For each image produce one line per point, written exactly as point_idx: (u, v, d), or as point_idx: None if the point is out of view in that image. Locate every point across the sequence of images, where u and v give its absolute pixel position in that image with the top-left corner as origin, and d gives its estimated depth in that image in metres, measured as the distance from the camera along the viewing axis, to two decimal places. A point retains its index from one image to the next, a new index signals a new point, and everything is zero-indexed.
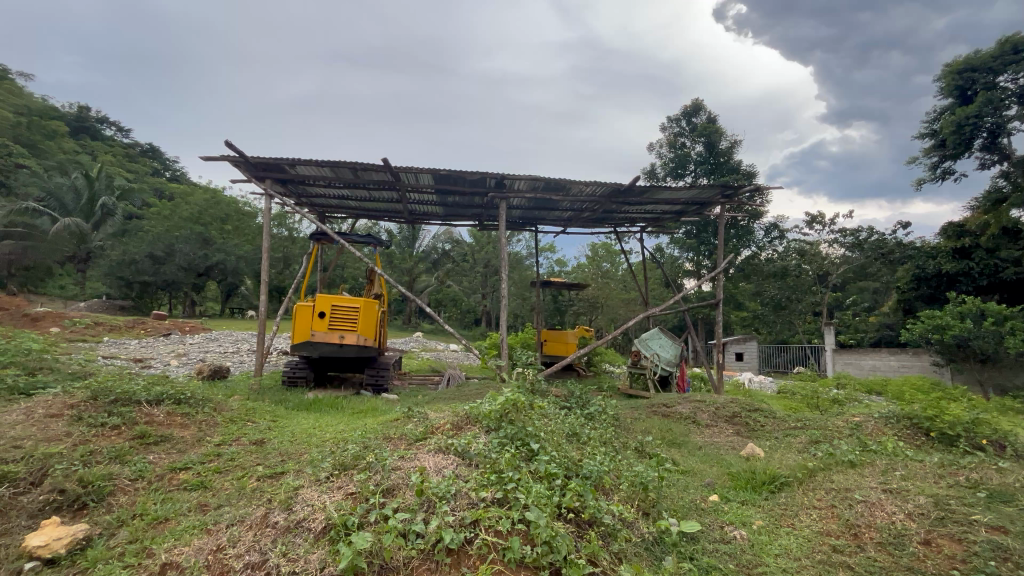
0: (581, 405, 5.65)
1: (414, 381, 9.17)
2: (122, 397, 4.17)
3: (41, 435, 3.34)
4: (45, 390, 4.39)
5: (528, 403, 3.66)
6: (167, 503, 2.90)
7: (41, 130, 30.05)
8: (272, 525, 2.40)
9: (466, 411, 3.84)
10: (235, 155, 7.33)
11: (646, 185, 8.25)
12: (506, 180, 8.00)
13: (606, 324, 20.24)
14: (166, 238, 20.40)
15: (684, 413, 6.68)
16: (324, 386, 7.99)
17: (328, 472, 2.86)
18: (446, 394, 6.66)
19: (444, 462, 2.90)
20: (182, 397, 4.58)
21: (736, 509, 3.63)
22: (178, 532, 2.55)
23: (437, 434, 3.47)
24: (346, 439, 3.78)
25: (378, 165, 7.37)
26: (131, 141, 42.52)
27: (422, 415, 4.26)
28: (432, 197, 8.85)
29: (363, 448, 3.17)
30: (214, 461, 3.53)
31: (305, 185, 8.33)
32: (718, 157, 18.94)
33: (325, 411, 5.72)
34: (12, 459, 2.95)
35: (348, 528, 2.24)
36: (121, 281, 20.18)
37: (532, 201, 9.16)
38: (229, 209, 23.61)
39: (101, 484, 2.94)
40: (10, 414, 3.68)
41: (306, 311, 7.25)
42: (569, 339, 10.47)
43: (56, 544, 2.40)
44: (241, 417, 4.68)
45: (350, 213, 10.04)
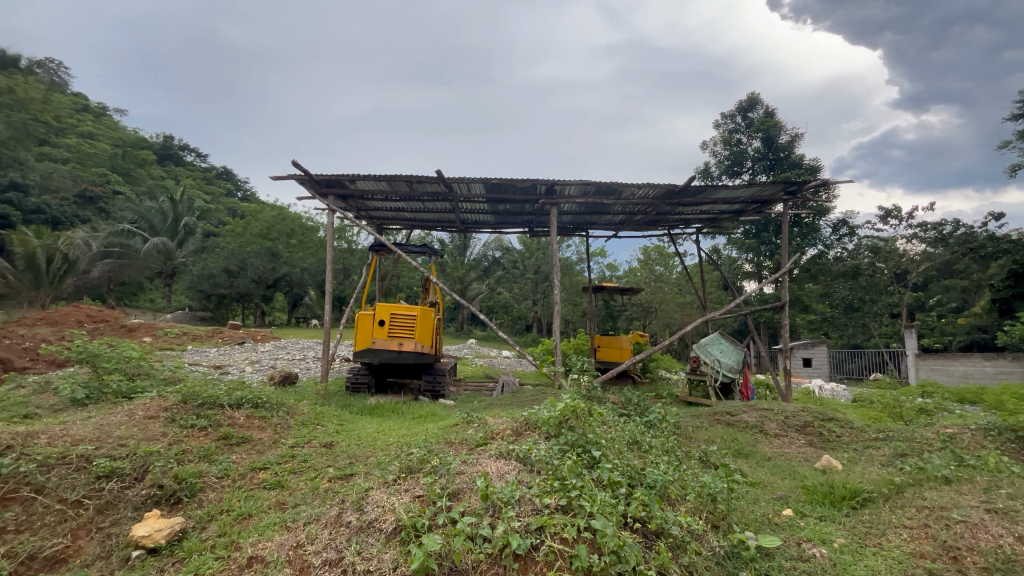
0: (640, 413, 5.51)
1: (469, 387, 9.30)
2: (209, 400, 4.52)
3: (142, 435, 3.69)
4: (144, 394, 4.88)
5: (588, 410, 3.61)
6: (250, 500, 3.10)
7: (135, 159, 33.52)
8: (347, 524, 2.51)
9: (525, 417, 3.86)
10: (300, 174, 7.82)
11: (702, 185, 7.98)
12: (557, 186, 8.02)
13: (661, 329, 19.70)
14: (239, 254, 21.99)
15: (751, 422, 6.36)
16: (384, 392, 8.29)
17: (395, 475, 2.96)
18: (502, 400, 6.73)
19: (506, 468, 2.92)
20: (260, 401, 4.89)
21: (814, 526, 3.39)
22: (261, 528, 2.72)
23: (498, 440, 3.51)
24: (410, 443, 3.90)
25: (432, 177, 7.60)
26: (208, 165, 46.41)
27: (481, 420, 4.31)
28: (484, 205, 9.00)
29: (427, 452, 3.26)
30: (290, 462, 3.75)
31: (364, 199, 8.73)
32: (778, 152, 18.01)
33: (387, 416, 5.94)
34: (119, 455, 3.25)
35: (418, 530, 2.31)
36: (201, 294, 21.99)
37: (583, 206, 9.11)
38: (294, 224, 24.68)
39: (193, 481, 3.19)
40: (116, 415, 4.09)
41: (367, 319, 7.57)
42: (624, 344, 10.26)
43: (158, 535, 2.63)
44: (311, 421, 4.93)
45: (405, 225, 10.39)
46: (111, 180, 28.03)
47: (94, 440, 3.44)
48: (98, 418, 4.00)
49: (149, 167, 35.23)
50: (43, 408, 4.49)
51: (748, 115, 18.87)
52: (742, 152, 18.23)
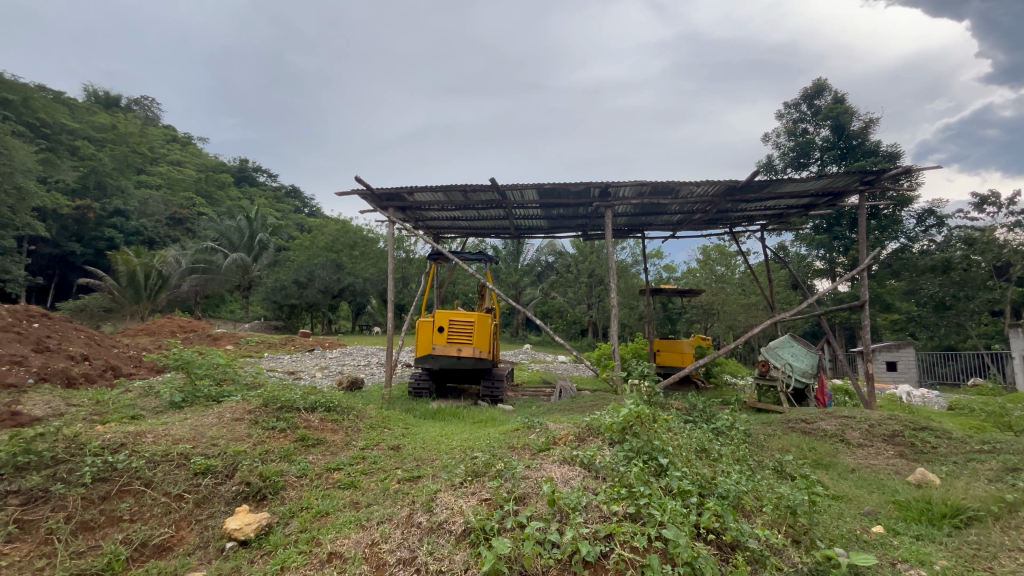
0: (706, 420, 5.28)
1: (526, 393, 9.33)
2: (287, 404, 4.81)
3: (231, 435, 4.01)
4: (230, 398, 5.30)
5: (654, 416, 3.51)
6: (327, 499, 3.28)
7: (215, 182, 36.63)
8: (418, 524, 2.60)
9: (588, 422, 3.82)
10: (363, 188, 8.24)
11: (766, 179, 7.57)
12: (612, 188, 7.91)
13: (724, 332, 18.83)
14: (307, 266, 23.37)
15: (830, 430, 5.92)
16: (445, 397, 8.50)
17: (461, 478, 3.03)
18: (561, 405, 6.68)
19: (571, 473, 2.91)
20: (332, 404, 5.14)
21: (910, 545, 3.10)
22: (338, 525, 2.87)
23: (560, 445, 3.50)
24: (473, 447, 3.97)
25: (486, 185, 7.74)
26: (278, 184, 49.87)
27: (542, 425, 4.31)
28: (537, 211, 9.03)
29: (491, 457, 3.30)
30: (360, 464, 3.93)
31: (422, 210, 9.03)
32: (851, 140, 16.74)
33: (449, 420, 6.08)
34: (213, 455, 3.54)
35: (486, 533, 2.35)
36: (275, 305, 23.60)
37: (639, 207, 8.92)
38: (356, 237, 25.85)
39: (276, 479, 3.42)
40: (208, 417, 4.47)
41: (427, 326, 7.80)
42: (685, 348, 9.91)
43: (248, 528, 2.84)
44: (379, 424, 5.14)
45: (461, 233, 10.63)
46: (196, 202, 30.75)
47: (191, 440, 3.77)
48: (193, 420, 4.39)
49: (228, 188, 38.32)
50: (147, 410, 4.98)
51: (815, 103, 17.72)
52: (809, 143, 17.12)
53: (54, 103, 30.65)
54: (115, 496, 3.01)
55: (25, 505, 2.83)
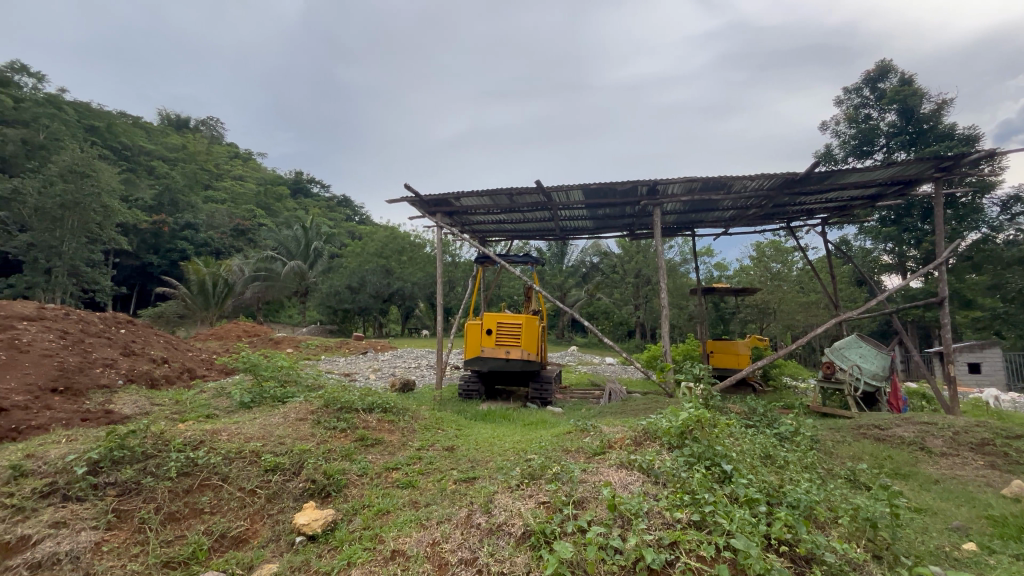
0: (768, 424, 5.03)
1: (575, 395, 9.24)
2: (346, 405, 5.00)
3: (296, 434, 4.21)
4: (293, 398, 5.58)
5: (715, 420, 3.39)
6: (387, 498, 3.38)
7: (273, 196, 38.77)
8: (477, 526, 2.62)
9: (644, 426, 3.74)
10: (412, 196, 8.46)
11: (828, 169, 7.15)
12: (660, 185, 7.72)
13: (782, 332, 17.91)
14: (359, 272, 24.27)
15: (908, 437, 5.48)
16: (494, 399, 8.56)
17: (518, 481, 3.03)
18: (612, 408, 6.56)
19: (629, 478, 2.85)
20: (388, 406, 5.30)
21: (1010, 565, 2.81)
22: (399, 524, 2.95)
23: (617, 449, 3.44)
24: (526, 450, 3.97)
25: (531, 188, 7.76)
26: (331, 195, 52.22)
27: (596, 428, 4.25)
28: (583, 211, 8.94)
29: (547, 460, 3.29)
30: (417, 464, 4.02)
31: (468, 214, 9.17)
32: (921, 124, 15.51)
33: (500, 422, 6.12)
34: (281, 452, 3.72)
35: (547, 537, 2.35)
36: (330, 309, 24.67)
37: (689, 204, 8.64)
38: (404, 243, 26.49)
39: (339, 477, 3.55)
40: (275, 417, 4.73)
41: (476, 329, 7.89)
42: (740, 349, 9.50)
43: (315, 524, 2.97)
44: (433, 426, 5.25)
45: (506, 236, 10.69)
46: (257, 214, 32.71)
47: (260, 439, 3.98)
48: (262, 419, 4.65)
49: (285, 200, 40.43)
50: (220, 410, 5.33)
51: (878, 87, 16.57)
52: (873, 129, 16.00)
53: (133, 128, 33.58)
54: (196, 490, 3.22)
55: (121, 495, 3.07)
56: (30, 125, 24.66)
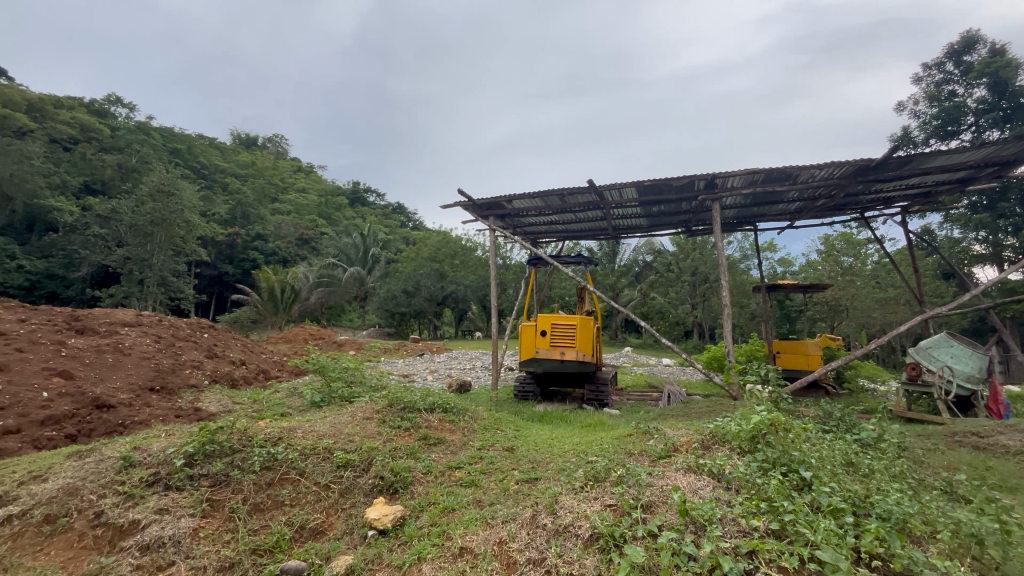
0: (847, 430, 4.69)
1: (632, 397, 9.04)
2: (409, 405, 5.17)
3: (364, 432, 4.40)
4: (358, 398, 5.84)
5: (791, 424, 3.21)
6: (452, 496, 3.45)
7: (333, 206, 40.83)
8: (543, 526, 2.63)
9: (711, 430, 3.61)
10: (465, 200, 8.63)
11: (908, 154, 6.57)
12: (718, 179, 7.42)
13: (856, 331, 16.67)
14: (414, 276, 25.03)
15: (1013, 447, 4.92)
16: (549, 400, 8.53)
17: (582, 482, 3.01)
18: (672, 411, 6.35)
19: (699, 483, 2.76)
20: (448, 406, 5.42)
21: None
22: (465, 522, 3.00)
23: (683, 453, 3.34)
24: (586, 451, 3.95)
25: (583, 188, 7.69)
26: (386, 203, 54.27)
27: (660, 431, 4.13)
28: (637, 209, 8.73)
29: (611, 462, 3.24)
30: (479, 463, 4.09)
31: (520, 216, 9.22)
32: (1017, 98, 13.94)
33: (557, 423, 6.10)
34: (351, 450, 3.88)
35: (616, 540, 2.34)
36: (387, 313, 25.54)
37: (751, 197, 8.23)
38: (456, 247, 27.12)
39: (405, 474, 3.65)
40: (345, 415, 4.98)
41: (530, 330, 7.91)
42: (810, 349, 8.94)
43: (386, 519, 3.08)
44: (492, 426, 5.32)
45: (558, 237, 10.64)
46: (319, 224, 34.54)
47: (332, 436, 4.19)
48: (332, 418, 4.88)
49: (344, 209, 42.45)
50: (294, 409, 5.68)
51: (964, 60, 15.07)
52: (959, 107, 14.54)
53: (209, 148, 36.53)
54: (278, 483, 3.43)
55: (213, 486, 3.32)
56: (124, 151, 27.42)
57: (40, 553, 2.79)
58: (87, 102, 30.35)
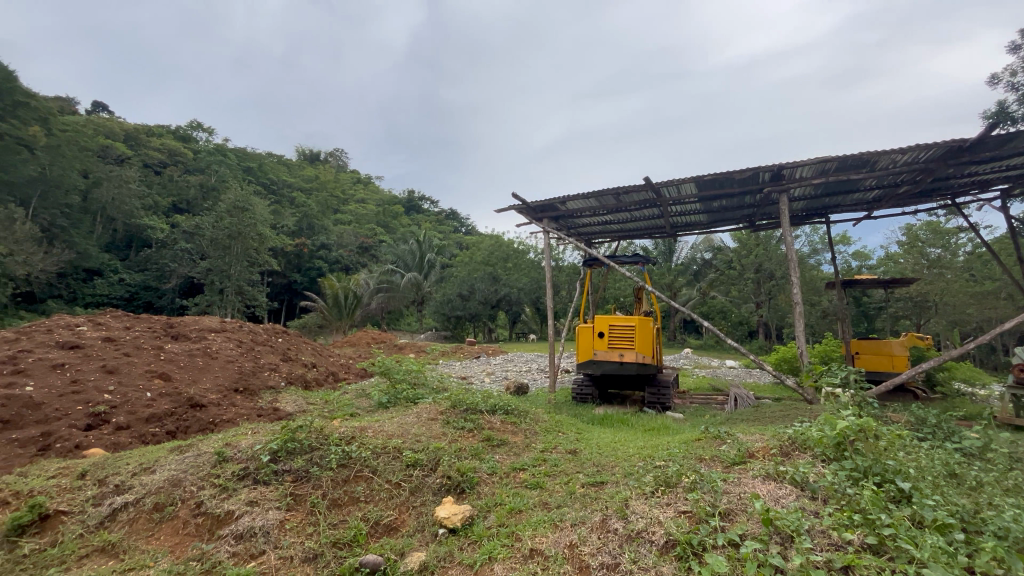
0: (944, 438, 4.27)
1: (695, 400, 8.70)
2: (471, 406, 5.27)
3: (429, 433, 4.52)
4: (422, 399, 6.02)
5: (883, 431, 2.97)
6: (518, 497, 3.48)
7: (390, 215, 42.46)
8: (614, 531, 2.59)
9: (790, 436, 3.41)
10: (519, 204, 8.70)
11: (1008, 131, 5.90)
12: (786, 169, 7.00)
13: (948, 330, 15.12)
14: (468, 280, 25.49)
15: None
16: (609, 403, 8.38)
17: (653, 487, 2.93)
18: (741, 415, 6.05)
19: (780, 492, 2.62)
20: (509, 408, 5.48)
21: None
22: (534, 523, 3.00)
23: (760, 459, 3.17)
24: (653, 456, 3.85)
25: (639, 185, 7.52)
26: (439, 210, 55.71)
27: (731, 436, 3.96)
28: (696, 205, 8.43)
29: (682, 466, 3.14)
30: (543, 465, 4.08)
31: (574, 217, 9.16)
32: None
33: (618, 427, 5.97)
34: (419, 449, 4.00)
35: (694, 549, 2.27)
36: (443, 317, 26.10)
37: (822, 187, 7.71)
38: (508, 250, 27.38)
39: (471, 474, 3.71)
40: (411, 416, 5.15)
41: (587, 332, 7.82)
42: (896, 349, 8.22)
43: (455, 518, 3.15)
44: (553, 428, 5.30)
45: (613, 237, 10.45)
46: (377, 232, 36.01)
47: (400, 436, 4.33)
48: (399, 418, 5.07)
49: (401, 217, 44.00)
50: (363, 409, 5.94)
51: None
52: None
53: (278, 165, 39.20)
54: (353, 480, 3.58)
55: (296, 481, 3.54)
56: (204, 171, 29.97)
57: (152, 537, 3.09)
58: (173, 129, 33.53)
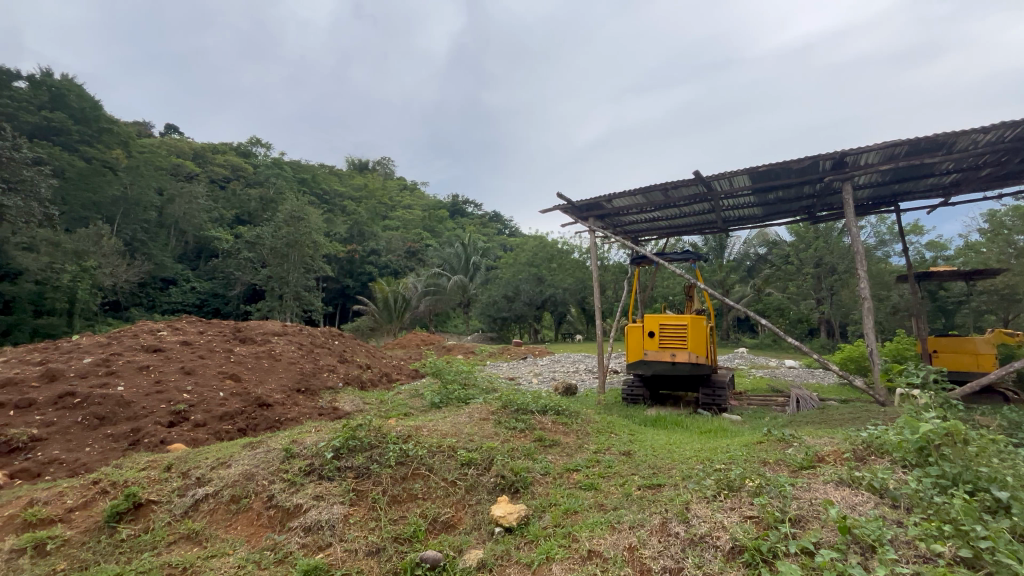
0: None
1: (754, 401, 8.31)
2: (522, 407, 5.29)
3: (482, 432, 4.58)
4: (473, 399, 6.12)
5: (975, 436, 2.71)
6: (573, 498, 3.46)
7: (436, 219, 43.43)
8: (675, 534, 2.53)
9: (862, 440, 3.19)
10: (564, 203, 8.66)
11: None
12: (849, 156, 6.58)
13: None
14: (513, 281, 25.66)
15: None
16: (661, 404, 8.17)
17: (714, 491, 2.83)
18: (805, 417, 5.74)
19: (856, 499, 2.47)
20: (560, 408, 5.46)
21: None
22: (591, 524, 2.96)
23: (831, 464, 3.00)
24: (711, 458, 3.72)
25: (688, 179, 7.28)
26: (483, 213, 56.41)
27: (797, 439, 3.77)
28: (750, 197, 8.07)
29: (746, 470, 3.02)
30: (596, 466, 4.04)
31: (621, 215, 9.00)
32: None
33: (672, 428, 5.81)
34: (472, 448, 4.06)
35: (763, 555, 2.18)
36: (490, 318, 26.42)
37: (890, 173, 7.18)
38: (552, 250, 27.21)
39: (525, 475, 3.73)
40: (463, 415, 5.24)
41: (637, 331, 7.66)
42: (980, 347, 7.53)
43: (511, 517, 3.17)
44: (605, 429, 5.23)
45: (661, 234, 10.18)
46: (424, 236, 36.88)
47: (454, 435, 4.42)
48: (452, 418, 5.17)
49: (446, 222, 44.85)
50: (416, 409, 6.10)
51: None
52: None
53: (330, 176, 41.06)
54: (411, 477, 3.69)
55: (357, 477, 3.67)
56: (263, 184, 31.80)
57: (230, 527, 3.32)
58: (235, 146, 35.89)
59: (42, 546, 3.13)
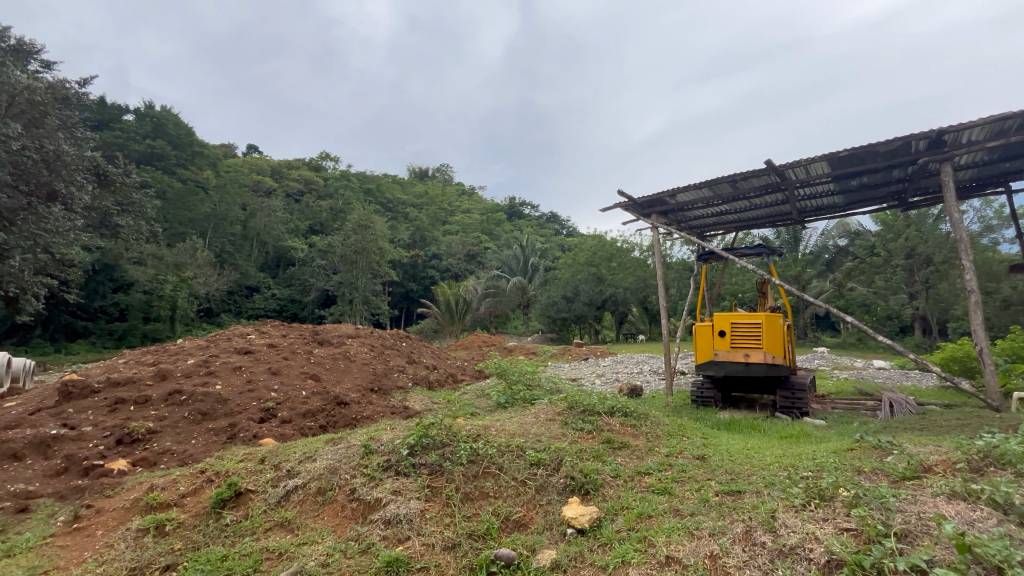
0: None
1: (839, 405, 7.69)
2: (588, 408, 5.22)
3: (549, 433, 4.58)
4: (538, 400, 6.14)
5: None
6: (646, 502, 3.37)
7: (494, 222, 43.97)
8: (761, 544, 2.41)
9: (977, 450, 2.85)
10: (625, 201, 8.49)
11: None
12: (948, 134, 5.92)
13: None
14: (573, 282, 25.51)
15: None
16: (734, 407, 7.76)
17: (804, 500, 2.65)
18: (902, 423, 5.23)
19: (975, 515, 2.22)
20: (628, 410, 5.35)
21: None
22: (667, 529, 2.86)
23: (941, 475, 2.70)
24: (796, 465, 3.50)
25: (760, 170, 6.89)
26: (540, 215, 56.45)
27: (897, 447, 3.43)
28: (830, 185, 7.49)
29: (838, 478, 2.81)
30: (669, 470, 3.91)
31: (685, 211, 8.69)
32: None
33: (748, 432, 5.51)
34: (541, 449, 4.07)
35: (864, 570, 2.04)
36: (550, 319, 26.41)
37: (999, 150, 6.39)
38: (612, 249, 26.62)
39: (595, 476, 3.69)
40: (529, 416, 5.27)
41: (706, 330, 7.33)
42: None
43: (583, 519, 3.14)
44: (676, 432, 5.06)
45: (729, 228, 9.70)
46: (482, 240, 37.49)
47: (521, 435, 4.45)
48: (519, 418, 5.22)
49: (503, 224, 45.30)
50: (482, 409, 6.21)
51: None
52: None
53: (393, 185, 42.86)
54: (482, 475, 3.76)
55: (431, 474, 3.79)
56: (333, 196, 33.76)
57: (319, 517, 3.55)
58: (307, 161, 38.44)
59: (162, 526, 3.51)
